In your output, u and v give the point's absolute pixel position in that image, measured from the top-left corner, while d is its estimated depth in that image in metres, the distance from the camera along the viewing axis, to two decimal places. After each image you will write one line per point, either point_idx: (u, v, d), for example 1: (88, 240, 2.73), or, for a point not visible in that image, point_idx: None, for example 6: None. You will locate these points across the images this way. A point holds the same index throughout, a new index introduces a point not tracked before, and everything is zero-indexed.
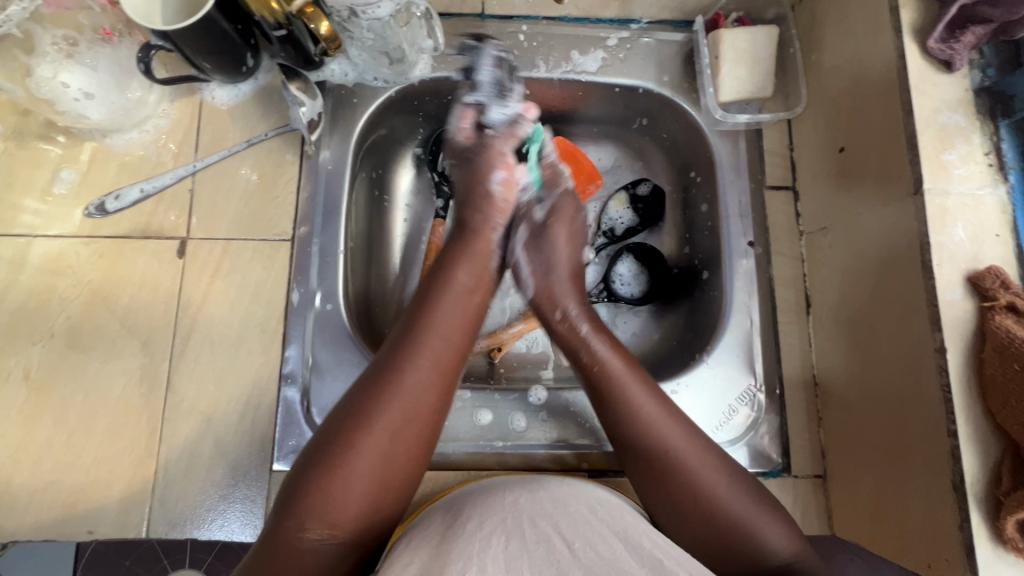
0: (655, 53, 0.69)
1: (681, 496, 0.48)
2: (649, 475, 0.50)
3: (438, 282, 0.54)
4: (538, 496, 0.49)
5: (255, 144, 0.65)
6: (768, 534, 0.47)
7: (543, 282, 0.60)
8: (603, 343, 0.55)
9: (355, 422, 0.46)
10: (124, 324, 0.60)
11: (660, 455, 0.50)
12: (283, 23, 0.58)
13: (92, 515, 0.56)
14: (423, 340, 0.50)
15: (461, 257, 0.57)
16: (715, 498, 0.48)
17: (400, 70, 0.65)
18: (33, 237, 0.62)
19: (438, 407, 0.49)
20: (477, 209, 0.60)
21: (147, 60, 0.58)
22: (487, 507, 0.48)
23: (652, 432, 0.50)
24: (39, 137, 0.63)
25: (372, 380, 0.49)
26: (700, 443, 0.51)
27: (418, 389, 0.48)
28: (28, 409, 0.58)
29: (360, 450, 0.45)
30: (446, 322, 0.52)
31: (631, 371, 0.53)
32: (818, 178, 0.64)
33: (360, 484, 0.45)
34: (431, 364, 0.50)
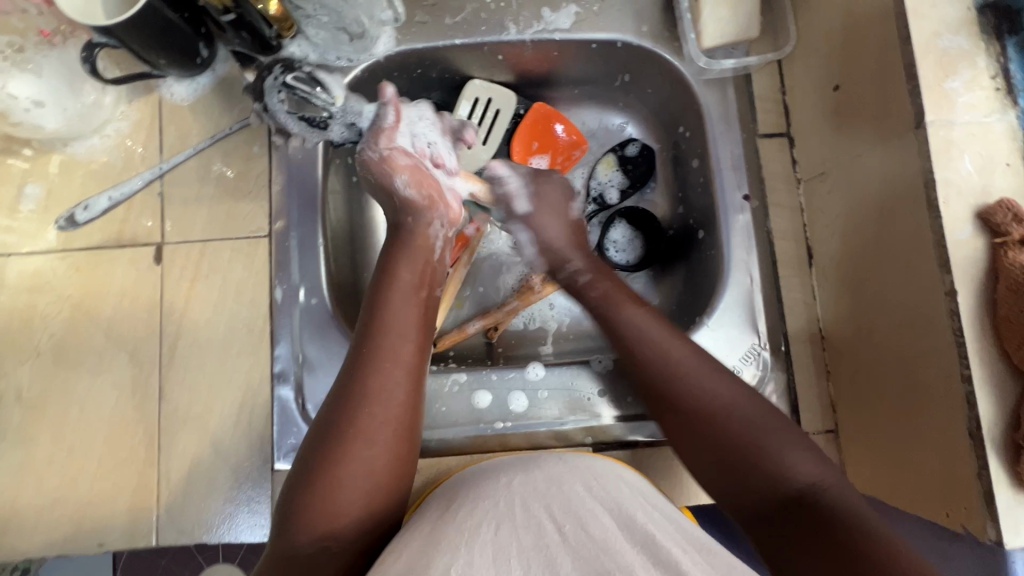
0: (633, 2, 0.65)
1: (690, 416, 0.49)
2: (659, 387, 0.51)
3: (384, 288, 0.54)
4: (532, 477, 0.49)
5: (221, 139, 0.62)
6: (785, 453, 0.46)
7: (545, 251, 0.63)
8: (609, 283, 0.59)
9: (334, 433, 0.46)
10: (109, 336, 0.59)
11: (670, 371, 0.51)
12: (231, 7, 0.55)
13: (101, 528, 0.56)
14: (381, 342, 0.50)
15: (400, 260, 0.56)
16: (720, 410, 0.48)
17: (362, 46, 0.61)
18: (9, 256, 0.60)
19: (410, 400, 0.49)
20: (410, 212, 0.59)
21: (91, 59, 0.54)
22: (480, 491, 0.48)
23: (661, 350, 0.52)
24: (0, 152, 0.61)
25: (342, 390, 0.48)
26: (705, 360, 0.51)
27: (385, 390, 0.48)
28: (25, 430, 0.57)
29: (343, 459, 0.45)
30: (401, 321, 0.52)
31: (638, 304, 0.56)
32: (813, 121, 0.60)
33: (348, 491, 0.45)
34: (393, 362, 0.50)
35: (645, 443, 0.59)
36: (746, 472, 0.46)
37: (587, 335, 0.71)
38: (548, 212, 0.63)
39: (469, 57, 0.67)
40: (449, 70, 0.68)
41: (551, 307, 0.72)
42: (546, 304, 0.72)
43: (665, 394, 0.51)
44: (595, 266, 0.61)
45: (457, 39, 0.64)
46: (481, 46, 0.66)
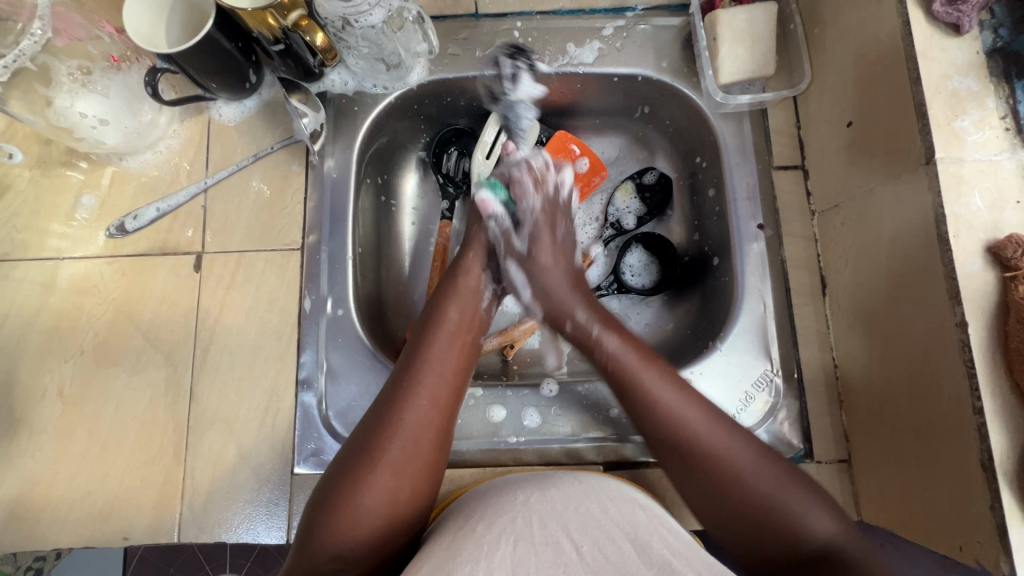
0: (653, 40, 0.69)
1: (715, 479, 0.50)
2: (677, 461, 0.52)
3: (432, 324, 0.58)
4: (550, 495, 0.50)
5: (262, 157, 0.67)
6: (802, 508, 0.48)
7: (546, 303, 0.64)
8: (617, 340, 0.57)
9: (363, 460, 0.50)
10: (147, 337, 0.63)
11: (687, 441, 0.51)
12: (281, 38, 0.58)
13: (127, 522, 0.58)
14: (421, 378, 0.54)
15: (450, 301, 0.60)
16: (743, 476, 0.49)
17: (398, 76, 0.67)
18: (61, 260, 0.65)
19: (439, 439, 0.52)
20: (472, 250, 0.65)
21: (154, 82, 0.59)
22: (497, 507, 0.50)
23: (681, 420, 0.52)
24: (62, 164, 0.66)
25: (374, 419, 0.52)
26: (723, 421, 0.52)
27: (417, 426, 0.51)
28: (63, 424, 0.60)
29: (366, 482, 0.49)
30: (443, 359, 0.56)
31: (648, 364, 0.55)
32: (827, 155, 0.62)
33: (367, 516, 0.48)
34: (430, 398, 0.53)
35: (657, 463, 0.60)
36: (771, 530, 0.48)
37: None
38: (543, 257, 0.65)
39: (497, 88, 0.71)
40: (477, 99, 0.72)
41: None
42: None
43: (688, 462, 0.51)
44: (601, 316, 0.61)
45: (486, 71, 0.69)
46: (508, 77, 0.70)
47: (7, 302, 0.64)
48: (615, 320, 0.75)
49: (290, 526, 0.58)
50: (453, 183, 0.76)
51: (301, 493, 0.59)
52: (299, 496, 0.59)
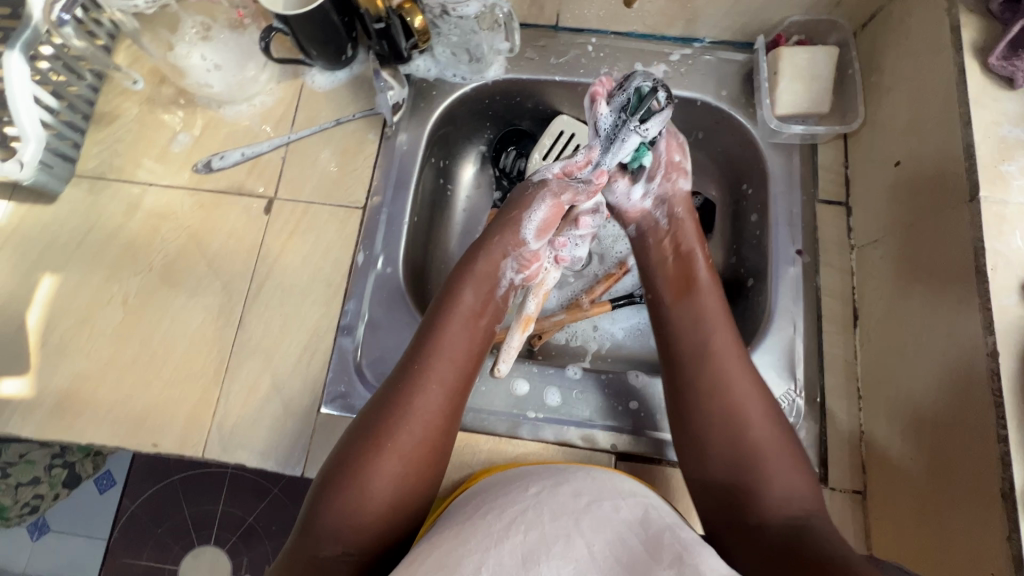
0: (716, 70, 0.74)
1: (725, 415, 0.54)
2: (696, 369, 0.56)
3: (445, 308, 0.59)
4: (561, 488, 0.51)
5: (343, 123, 0.73)
6: (790, 480, 0.51)
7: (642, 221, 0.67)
8: (705, 264, 0.63)
9: (372, 442, 0.52)
10: (210, 266, 0.67)
11: (712, 357, 0.56)
12: (383, 17, 0.65)
13: (159, 431, 0.61)
14: (431, 366, 0.56)
15: (465, 283, 0.61)
16: (754, 430, 0.53)
17: (477, 69, 0.73)
18: (148, 186, 0.71)
19: (447, 425, 0.55)
20: (497, 233, 0.62)
21: (267, 39, 0.65)
22: (508, 499, 0.51)
23: (717, 348, 0.57)
24: (166, 104, 0.74)
25: (384, 402, 0.54)
26: (752, 377, 0.56)
27: (427, 412, 0.54)
28: (121, 331, 0.65)
29: (374, 470, 0.50)
30: (457, 353, 0.58)
31: (714, 288, 0.62)
32: (872, 193, 0.64)
33: (374, 502, 0.50)
34: (439, 383, 0.56)
35: (666, 463, 0.61)
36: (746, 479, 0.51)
37: (624, 359, 0.77)
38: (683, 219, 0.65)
39: (564, 95, 0.77)
40: (543, 103, 0.79)
41: (595, 329, 0.79)
42: (591, 326, 0.79)
43: (705, 365, 0.56)
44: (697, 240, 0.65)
45: (557, 76, 0.75)
46: (577, 85, 0.75)
47: (94, 215, 0.70)
48: (642, 329, 0.78)
49: (307, 460, 0.61)
50: (508, 178, 0.81)
51: (323, 431, 0.61)
52: (320, 434, 0.61)
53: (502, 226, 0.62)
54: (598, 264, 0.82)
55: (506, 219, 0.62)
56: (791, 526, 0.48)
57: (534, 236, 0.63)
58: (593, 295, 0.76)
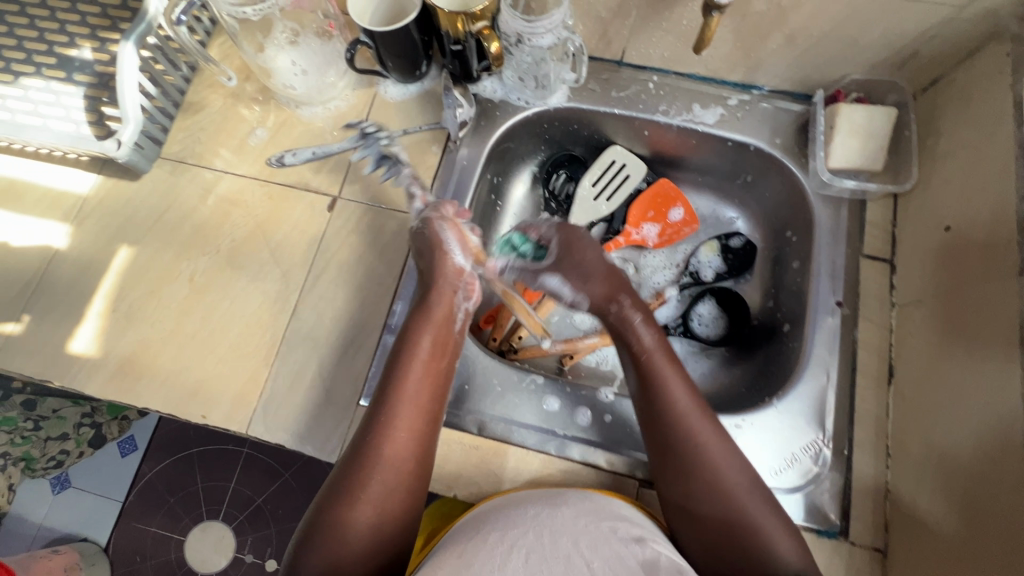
0: (772, 118, 0.76)
1: (701, 475, 0.55)
2: (670, 428, 0.57)
3: (403, 361, 0.60)
4: (560, 511, 0.54)
5: (410, 133, 0.77)
6: (774, 537, 0.52)
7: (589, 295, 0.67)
8: (650, 335, 0.63)
9: (345, 499, 0.54)
10: (273, 254, 0.72)
11: (679, 415, 0.57)
12: (462, 40, 0.69)
13: (209, 403, 0.65)
14: (394, 423, 0.57)
15: (423, 329, 0.62)
16: (729, 488, 0.54)
17: (541, 95, 0.77)
18: (224, 173, 0.76)
19: (419, 471, 0.57)
20: (442, 275, 0.65)
21: (352, 52, 0.70)
22: (509, 518, 0.53)
23: (687, 419, 0.57)
24: (250, 99, 0.79)
25: (354, 461, 0.56)
26: (715, 428, 0.57)
27: (396, 464, 0.56)
28: (184, 306, 0.70)
29: (351, 516, 0.53)
30: (420, 400, 0.59)
31: (671, 361, 0.61)
32: (919, 253, 0.65)
33: (353, 556, 0.52)
34: (409, 429, 0.57)
35: None
36: (730, 542, 0.53)
37: None
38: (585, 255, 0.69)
39: (620, 127, 0.81)
40: (598, 132, 0.82)
41: None
42: None
43: (669, 428, 0.57)
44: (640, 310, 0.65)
45: (616, 109, 0.78)
46: (634, 119, 0.78)
47: (172, 196, 0.75)
48: None
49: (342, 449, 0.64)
50: (556, 201, 0.85)
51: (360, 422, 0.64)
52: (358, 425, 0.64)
53: (439, 269, 0.65)
54: None
55: (435, 256, 0.66)
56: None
57: (461, 256, 0.68)
58: None
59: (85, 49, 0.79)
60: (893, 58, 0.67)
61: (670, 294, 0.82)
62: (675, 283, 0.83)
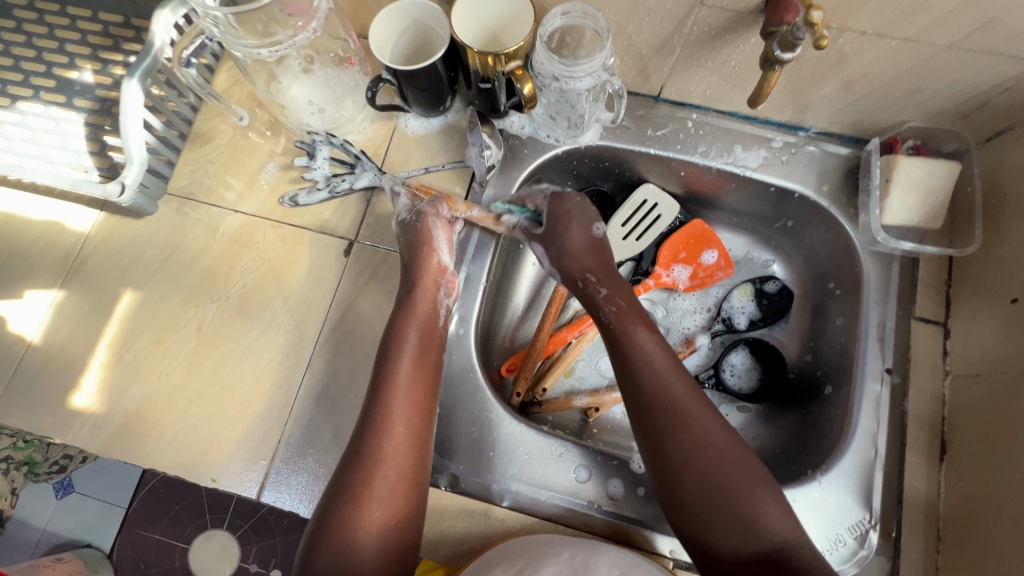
0: (819, 163, 0.71)
1: (689, 454, 0.53)
2: (653, 403, 0.56)
3: (394, 348, 0.60)
4: (593, 560, 0.53)
5: (431, 172, 0.72)
6: (769, 508, 0.51)
7: (561, 266, 0.67)
8: (624, 300, 0.63)
9: (349, 497, 0.53)
10: (286, 302, 0.68)
11: (663, 391, 0.56)
12: (492, 78, 0.64)
13: (219, 465, 0.62)
14: (388, 410, 0.57)
15: (410, 323, 0.61)
16: (717, 456, 0.53)
17: (572, 134, 0.72)
18: (235, 212, 0.72)
19: (412, 450, 0.56)
20: (423, 265, 0.64)
21: (374, 89, 0.65)
22: (543, 558, 0.53)
23: (667, 388, 0.56)
24: (261, 130, 0.74)
25: (351, 456, 0.55)
26: (702, 402, 0.56)
27: (394, 450, 0.55)
28: (192, 357, 0.66)
29: (358, 512, 0.52)
30: (404, 376, 0.58)
31: (648, 328, 0.60)
32: (979, 322, 0.61)
33: (366, 555, 0.52)
34: (405, 423, 0.57)
35: None
36: (728, 518, 0.51)
37: None
38: (573, 223, 0.67)
39: (654, 166, 0.76)
40: (631, 170, 0.78)
41: None
42: None
43: (650, 406, 0.56)
44: (617, 285, 0.64)
45: (652, 149, 0.73)
46: (671, 160, 0.74)
47: (179, 235, 0.71)
48: None
49: None
50: None
51: None
52: None
53: (421, 264, 0.64)
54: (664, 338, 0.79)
55: (422, 253, 0.65)
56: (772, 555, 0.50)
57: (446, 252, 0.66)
58: None
59: (86, 71, 0.74)
60: (958, 107, 0.62)
61: (700, 342, 0.78)
62: (706, 329, 0.79)
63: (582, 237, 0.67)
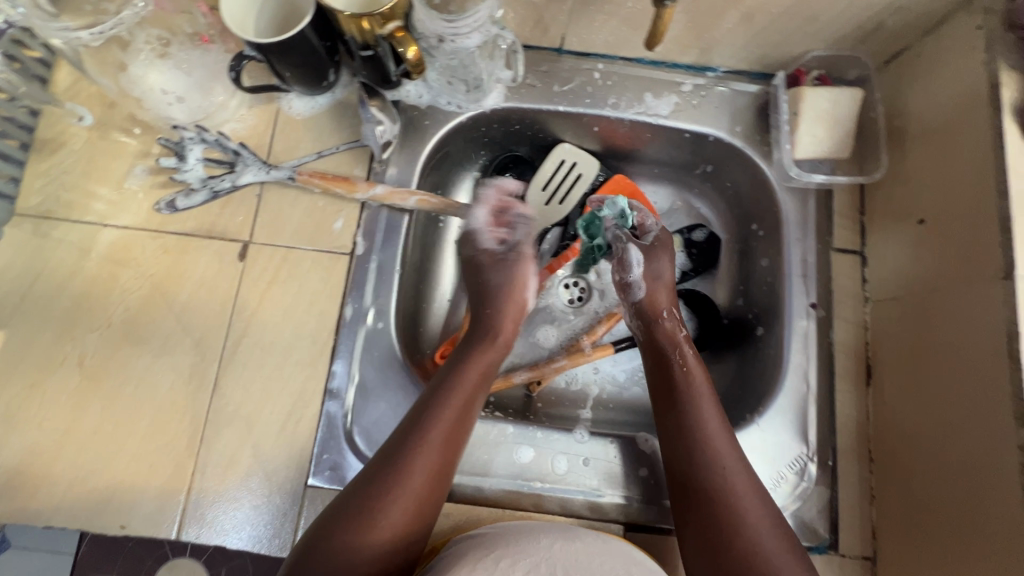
0: (730, 103, 0.69)
1: (728, 520, 0.51)
2: (702, 456, 0.54)
3: (447, 380, 0.57)
4: (573, 546, 0.50)
5: (326, 156, 0.65)
6: None
7: (640, 297, 0.66)
8: (691, 352, 0.62)
9: (355, 513, 0.48)
10: (180, 320, 0.61)
11: (711, 451, 0.54)
12: (371, 44, 0.57)
13: (127, 509, 0.56)
14: (420, 437, 0.52)
15: (473, 358, 0.60)
16: (757, 533, 0.50)
17: (474, 98, 0.67)
18: (104, 226, 0.63)
19: (431, 493, 0.51)
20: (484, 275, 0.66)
21: (238, 68, 0.58)
22: (520, 548, 0.49)
23: (716, 450, 0.54)
24: (121, 128, 0.65)
25: (372, 470, 0.51)
26: (749, 473, 0.53)
27: (416, 483, 0.50)
28: (77, 397, 0.58)
29: (364, 530, 0.48)
30: (448, 415, 0.54)
31: (710, 390, 0.59)
32: (892, 247, 0.62)
33: None
34: (438, 450, 0.53)
35: None
36: None
37: (625, 407, 0.73)
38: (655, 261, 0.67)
39: (567, 123, 0.72)
40: (544, 130, 0.73)
41: (595, 371, 0.75)
42: (592, 368, 0.75)
43: (697, 462, 0.54)
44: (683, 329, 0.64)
45: (561, 106, 0.69)
46: (581, 116, 0.70)
47: (39, 261, 0.61)
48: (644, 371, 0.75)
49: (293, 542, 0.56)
50: None
51: (311, 508, 0.57)
52: (309, 512, 0.57)
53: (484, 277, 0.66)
54: (599, 301, 0.77)
55: (490, 261, 0.67)
56: None
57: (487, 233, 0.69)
58: (595, 337, 0.73)
59: None
60: (856, 32, 0.61)
61: None
62: None
63: (670, 273, 0.67)
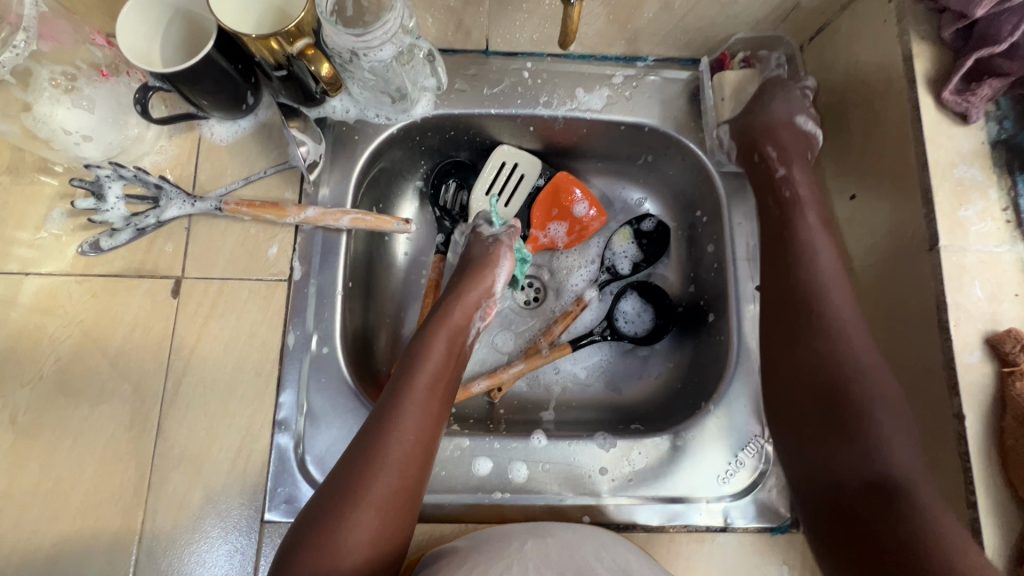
0: (662, 91, 0.68)
1: (823, 359, 0.51)
2: (798, 285, 0.54)
3: (411, 367, 0.55)
4: (544, 541, 0.51)
5: (254, 181, 0.63)
6: (894, 438, 0.46)
7: (745, 131, 0.64)
8: (804, 180, 0.60)
9: (332, 518, 0.47)
10: (115, 365, 0.58)
11: (810, 281, 0.54)
12: (283, 64, 0.55)
13: (77, 566, 0.54)
14: (391, 430, 0.51)
15: (438, 332, 0.59)
16: (860, 377, 0.49)
17: (401, 108, 0.65)
18: (25, 274, 0.60)
19: (412, 484, 0.50)
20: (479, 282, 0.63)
21: (144, 100, 0.57)
22: (492, 551, 0.49)
23: (821, 281, 0.54)
24: (35, 171, 0.62)
25: (344, 475, 0.49)
26: (861, 320, 0.52)
27: (392, 477, 0.49)
28: (12, 456, 0.56)
29: (342, 532, 0.46)
30: (416, 405, 0.53)
31: (821, 224, 0.58)
32: None
33: None
34: (414, 435, 0.52)
35: (643, 526, 0.57)
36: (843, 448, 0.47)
37: (589, 405, 0.72)
38: (779, 101, 0.63)
39: (503, 125, 0.70)
40: (481, 134, 0.72)
41: (556, 371, 0.74)
42: (552, 368, 0.74)
43: (793, 301, 0.54)
44: (810, 180, 0.60)
45: (493, 109, 0.68)
46: (515, 117, 0.69)
47: None
48: (604, 366, 0.74)
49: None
50: (450, 216, 0.74)
51: (270, 543, 0.56)
52: (267, 548, 0.55)
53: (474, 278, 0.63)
54: (555, 301, 0.76)
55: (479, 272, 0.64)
56: (870, 484, 0.45)
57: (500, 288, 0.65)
58: (552, 337, 0.72)
59: None
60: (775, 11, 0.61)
61: (591, 297, 0.75)
62: (594, 283, 0.76)
63: (786, 111, 0.63)
